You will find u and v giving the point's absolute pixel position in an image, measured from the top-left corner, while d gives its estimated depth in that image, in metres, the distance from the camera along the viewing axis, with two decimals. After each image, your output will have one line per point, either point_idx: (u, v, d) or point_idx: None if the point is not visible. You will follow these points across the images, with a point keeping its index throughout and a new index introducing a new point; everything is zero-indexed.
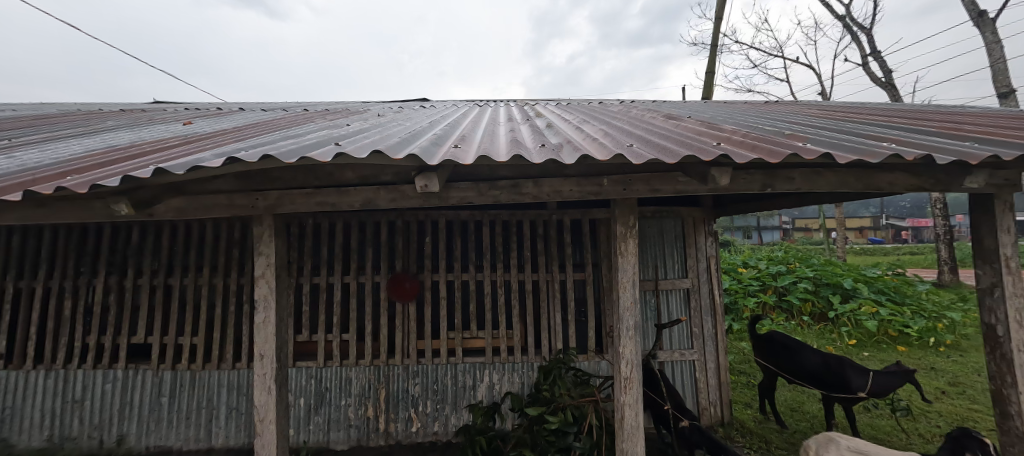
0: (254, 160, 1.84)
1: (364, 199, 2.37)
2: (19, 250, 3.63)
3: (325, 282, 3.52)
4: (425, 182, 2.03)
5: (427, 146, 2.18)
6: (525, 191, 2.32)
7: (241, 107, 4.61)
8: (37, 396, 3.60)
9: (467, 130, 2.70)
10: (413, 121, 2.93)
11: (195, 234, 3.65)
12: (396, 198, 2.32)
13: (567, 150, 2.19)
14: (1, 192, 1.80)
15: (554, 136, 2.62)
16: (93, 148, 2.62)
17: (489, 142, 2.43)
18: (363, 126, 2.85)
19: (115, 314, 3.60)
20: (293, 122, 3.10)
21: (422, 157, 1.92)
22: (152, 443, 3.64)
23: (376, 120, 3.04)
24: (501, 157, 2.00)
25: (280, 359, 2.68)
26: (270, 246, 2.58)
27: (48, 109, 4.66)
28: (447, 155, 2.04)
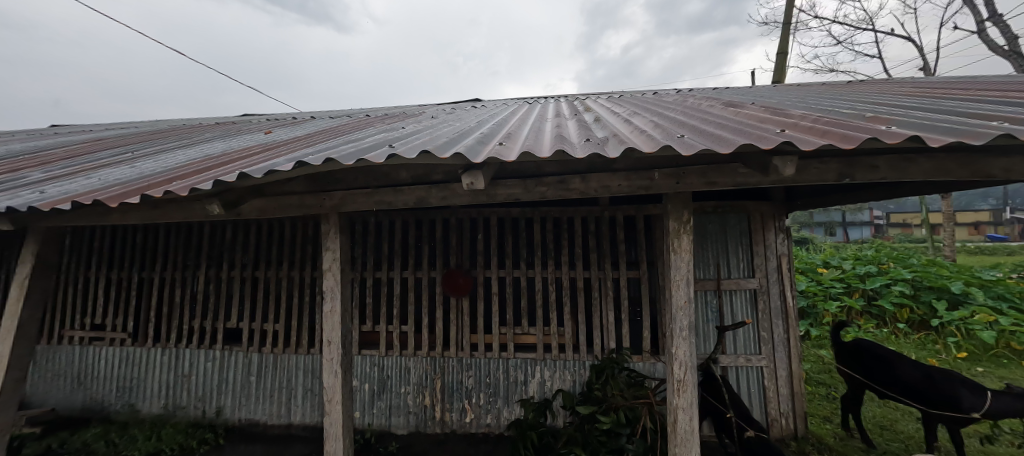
0: (319, 163, 2.02)
1: (417, 197, 2.49)
2: (142, 246, 4.30)
3: (385, 276, 3.74)
4: (470, 179, 2.09)
5: (473, 145, 2.23)
6: (571, 187, 2.29)
7: (313, 115, 5.04)
8: (155, 370, 4.25)
9: (513, 128, 2.73)
10: (462, 121, 3.03)
11: (276, 232, 4.07)
12: (446, 196, 2.41)
13: (613, 144, 2.13)
14: (124, 196, 2.16)
15: (601, 129, 2.55)
16: (194, 156, 3.04)
17: (534, 139, 2.43)
18: (416, 127, 3.00)
19: (214, 302, 4.15)
20: (356, 128, 3.34)
21: (467, 155, 1.97)
22: (244, 415, 4.14)
23: (429, 122, 3.18)
24: (544, 152, 1.99)
25: (345, 346, 2.91)
26: (336, 242, 2.81)
27: (162, 125, 5.44)
28: (491, 153, 2.07)
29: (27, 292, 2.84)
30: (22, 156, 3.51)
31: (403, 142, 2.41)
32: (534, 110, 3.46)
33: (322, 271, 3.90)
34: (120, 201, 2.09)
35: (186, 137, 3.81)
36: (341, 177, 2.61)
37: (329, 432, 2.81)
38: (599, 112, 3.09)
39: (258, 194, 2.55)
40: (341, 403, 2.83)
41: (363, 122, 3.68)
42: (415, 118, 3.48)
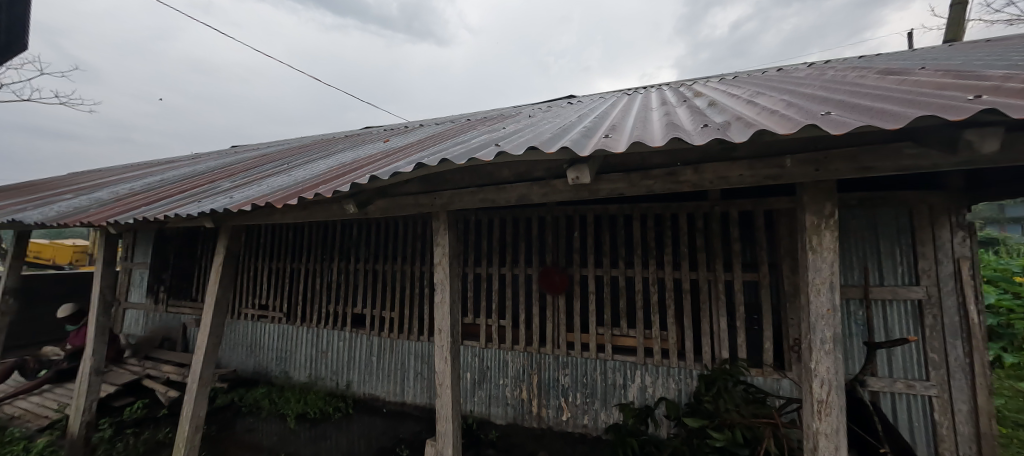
0: (435, 163, 2.19)
1: (519, 194, 2.55)
2: (293, 241, 5.18)
3: (484, 272, 3.92)
4: (576, 174, 2.06)
5: (577, 138, 2.19)
6: (683, 179, 2.10)
7: (422, 123, 5.53)
8: (302, 345, 5.13)
9: (617, 120, 2.63)
10: (562, 118, 3.02)
11: (391, 230, 4.57)
12: (548, 192, 2.44)
13: (737, 128, 1.90)
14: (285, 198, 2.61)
15: (719, 113, 2.32)
16: (330, 165, 3.55)
17: (642, 128, 2.31)
18: (516, 126, 3.08)
19: (345, 290, 4.81)
20: (460, 131, 3.56)
21: (572, 148, 1.93)
22: (368, 391, 4.82)
23: (528, 121, 3.23)
24: (655, 141, 1.86)
25: (454, 335, 3.10)
26: (445, 237, 3.00)
27: (306, 140, 6.49)
28: (596, 145, 2.01)
29: (221, 276, 3.62)
30: (215, 170, 4.47)
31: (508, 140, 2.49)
32: (636, 100, 3.29)
33: (431, 265, 4.25)
34: (283, 202, 2.53)
35: (324, 149, 4.47)
36: (449, 178, 2.79)
37: (440, 413, 3.01)
38: (712, 97, 2.80)
39: (383, 194, 2.86)
40: (450, 388, 3.02)
41: (465, 125, 3.91)
42: (514, 119, 3.57)
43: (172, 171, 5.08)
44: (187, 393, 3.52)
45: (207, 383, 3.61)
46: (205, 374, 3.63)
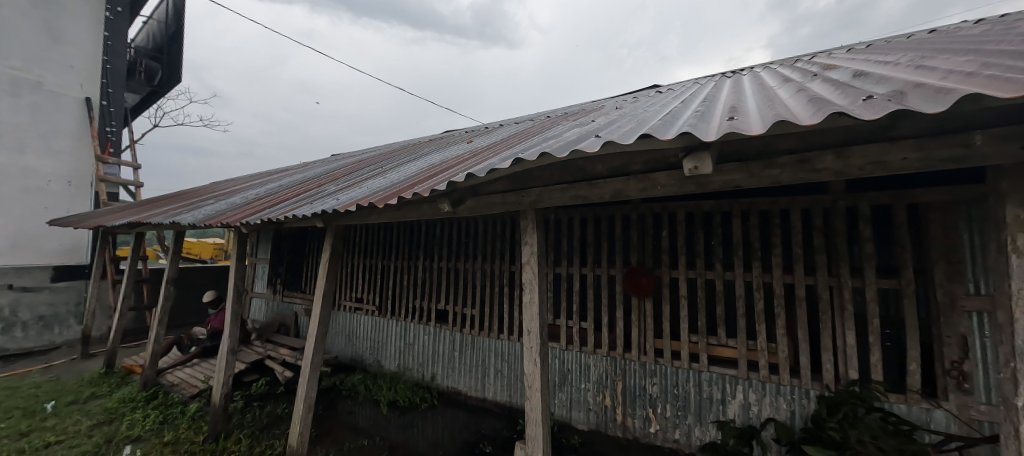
0: (535, 157, 2.07)
1: (613, 190, 2.39)
2: (385, 240, 5.57)
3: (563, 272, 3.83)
4: (694, 164, 1.72)
5: (693, 121, 1.84)
6: (819, 167, 1.70)
7: (503, 123, 5.61)
8: (392, 336, 5.49)
9: (733, 100, 2.29)
10: (659, 105, 2.78)
11: (472, 230, 4.69)
12: (647, 188, 2.24)
13: (920, 93, 1.35)
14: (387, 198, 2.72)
15: (875, 80, 1.75)
16: (420, 167, 3.70)
17: (772, 106, 1.85)
18: (607, 118, 2.91)
19: (430, 287, 5.06)
20: (542, 129, 3.51)
21: (693, 133, 1.60)
22: (451, 385, 5.00)
23: (617, 112, 3.04)
24: (806, 118, 1.44)
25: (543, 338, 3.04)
26: (533, 236, 2.99)
27: (396, 145, 6.97)
28: (723, 128, 1.64)
29: (329, 271, 3.98)
30: (322, 175, 4.97)
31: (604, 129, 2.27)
32: (744, 82, 2.93)
33: (517, 264, 4.28)
34: (384, 201, 2.65)
35: (413, 153, 4.73)
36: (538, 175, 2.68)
37: (529, 415, 2.96)
38: (850, 67, 2.35)
39: (474, 193, 2.85)
40: (537, 389, 2.95)
41: (547, 123, 3.85)
42: (599, 112, 3.41)
43: (288, 178, 5.76)
44: (302, 375, 3.88)
45: (318, 366, 3.94)
46: (316, 358, 3.95)
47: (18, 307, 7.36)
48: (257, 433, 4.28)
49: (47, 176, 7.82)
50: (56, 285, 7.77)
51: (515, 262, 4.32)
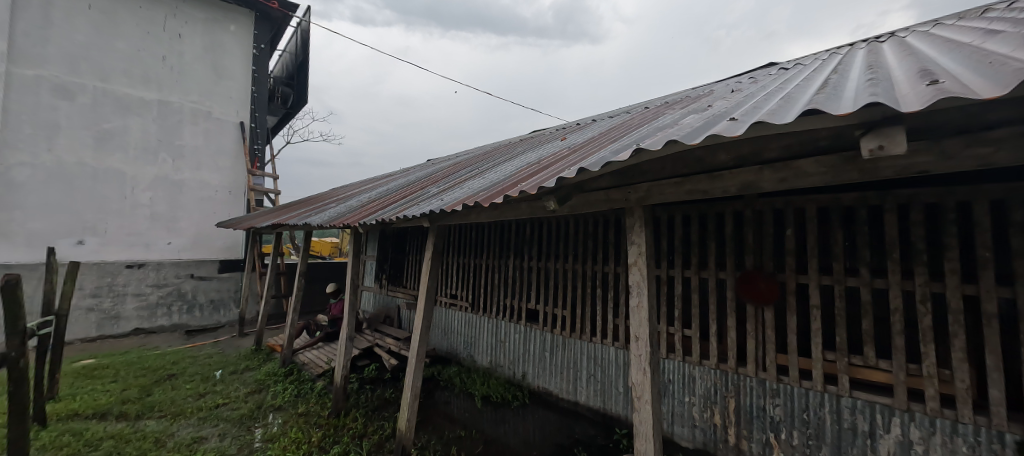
0: (661, 145, 1.83)
1: (743, 182, 2.07)
2: (478, 239, 5.74)
3: (663, 274, 3.59)
4: (879, 143, 1.30)
5: (872, 88, 1.42)
6: None
7: (595, 119, 5.45)
8: (484, 333, 5.65)
9: (909, 62, 1.81)
10: (793, 80, 2.36)
11: (563, 229, 4.61)
12: (789, 177, 1.87)
13: None
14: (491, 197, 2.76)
15: None
16: (516, 166, 3.65)
17: (991, 59, 1.39)
18: (726, 100, 2.56)
19: (520, 286, 5.12)
20: (642, 122, 3.30)
21: (885, 104, 1.20)
22: (542, 385, 4.98)
23: (735, 94, 2.67)
24: None
25: (653, 345, 2.84)
26: (641, 235, 2.82)
27: (488, 147, 7.20)
28: (923, 95, 1.23)
29: (433, 268, 4.16)
30: (422, 179, 5.28)
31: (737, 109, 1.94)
32: (908, 45, 2.37)
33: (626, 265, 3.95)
34: (490, 201, 2.70)
35: (506, 153, 4.80)
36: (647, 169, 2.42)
37: (641, 430, 2.76)
38: None
39: (579, 190, 2.69)
40: (649, 401, 2.73)
41: (646, 115, 3.62)
42: (710, 97, 3.07)
43: (393, 183, 6.24)
44: (409, 364, 4.05)
45: (422, 358, 4.05)
46: (420, 350, 4.08)
47: (195, 292, 9.11)
48: (370, 413, 4.70)
49: (214, 187, 9.55)
50: (220, 275, 9.45)
51: (610, 262, 4.13)
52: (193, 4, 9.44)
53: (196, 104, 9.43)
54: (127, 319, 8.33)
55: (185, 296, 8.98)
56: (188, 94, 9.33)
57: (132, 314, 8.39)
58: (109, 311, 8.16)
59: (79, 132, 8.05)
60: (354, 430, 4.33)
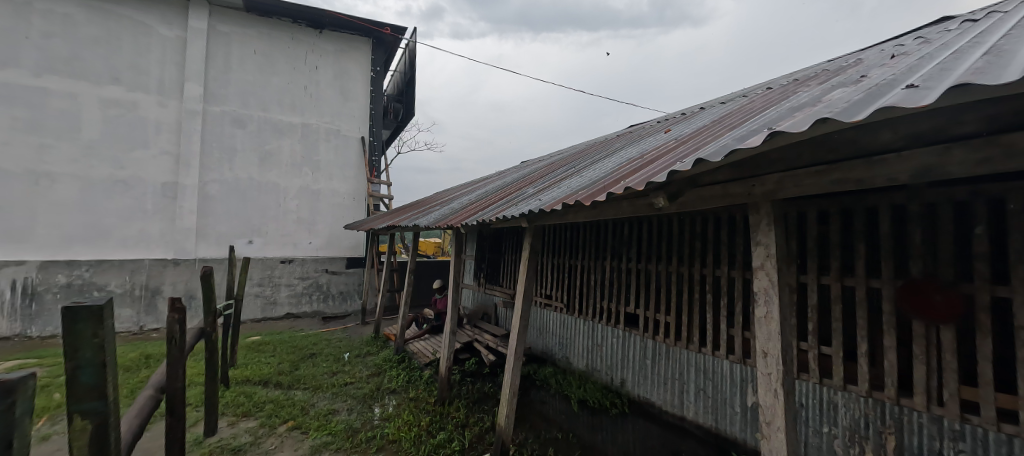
0: (804, 127, 1.64)
1: (922, 166, 1.73)
2: (572, 239, 5.65)
3: (793, 281, 3.18)
4: None
5: None
6: None
7: (702, 107, 5.01)
8: (578, 335, 5.54)
9: None
10: (988, 31, 1.87)
11: (665, 228, 4.30)
12: (992, 157, 1.54)
13: None
14: (593, 195, 2.63)
15: None
16: (619, 162, 3.47)
17: None
18: (887, 68, 2.13)
19: (618, 288, 4.90)
20: (765, 108, 2.94)
21: None
22: (642, 394, 4.76)
23: (898, 61, 2.22)
24: None
25: (787, 364, 2.52)
26: (770, 236, 2.55)
27: (582, 145, 7.05)
28: None
29: (528, 268, 4.13)
30: (519, 180, 5.33)
31: (913, 75, 1.61)
32: None
33: (743, 269, 3.51)
34: (592, 199, 2.59)
35: (603, 150, 4.63)
36: (778, 157, 2.16)
37: None
38: None
39: (693, 184, 2.42)
40: (784, 430, 2.44)
41: (770, 101, 3.23)
42: (858, 70, 2.62)
43: (490, 185, 6.42)
44: (509, 362, 4.03)
45: (520, 356, 4.02)
46: (518, 349, 4.06)
47: (330, 285, 10.44)
48: (471, 405, 4.87)
49: (342, 194, 10.82)
50: (348, 270, 10.68)
51: (722, 265, 3.73)
52: (327, 38, 10.83)
53: (329, 124, 10.79)
54: (282, 304, 9.88)
55: (322, 287, 10.34)
56: (324, 116, 10.73)
57: (285, 301, 9.92)
58: (269, 297, 9.75)
59: (247, 153, 9.78)
60: (457, 419, 4.51)
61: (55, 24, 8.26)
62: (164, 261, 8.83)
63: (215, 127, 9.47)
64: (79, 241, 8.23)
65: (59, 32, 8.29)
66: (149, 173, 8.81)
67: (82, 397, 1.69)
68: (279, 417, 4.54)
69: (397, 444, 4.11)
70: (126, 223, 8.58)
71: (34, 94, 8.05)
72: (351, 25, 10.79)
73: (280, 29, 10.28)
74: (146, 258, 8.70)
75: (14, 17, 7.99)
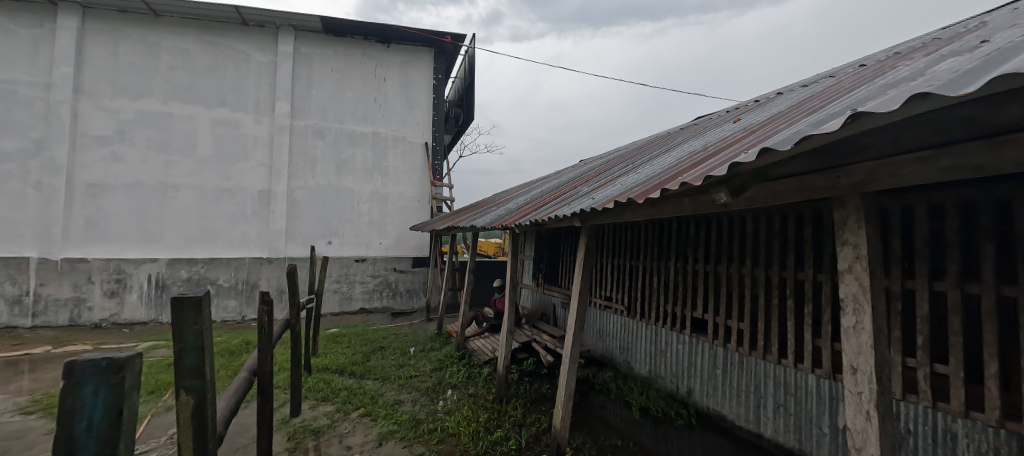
0: (895, 106, 1.39)
1: None
2: (634, 239, 5.42)
3: (898, 286, 2.72)
4: None
5: None
6: None
7: (778, 93, 4.55)
8: (643, 339, 5.32)
9: None
10: None
11: (736, 227, 3.96)
12: None
13: None
14: (647, 192, 2.46)
15: None
16: (679, 156, 3.25)
17: None
18: (1014, 30, 1.78)
19: (683, 291, 4.60)
20: (852, 88, 2.57)
21: None
22: (711, 405, 4.45)
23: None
24: None
25: (882, 383, 2.13)
26: (859, 234, 2.20)
27: (644, 140, 6.75)
28: None
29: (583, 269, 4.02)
30: (574, 178, 5.22)
31: None
32: None
33: (831, 272, 3.10)
34: (645, 196, 2.43)
35: (663, 144, 4.38)
36: (867, 143, 1.90)
37: None
38: None
39: (762, 177, 2.15)
40: None
41: (859, 80, 2.83)
42: (976, 35, 2.21)
43: (546, 184, 6.37)
44: (563, 365, 3.98)
45: (575, 359, 3.96)
46: (573, 351, 3.98)
47: (398, 282, 11.08)
48: (529, 405, 4.87)
49: (409, 197, 11.42)
50: (414, 269, 11.27)
51: (806, 268, 3.33)
52: (394, 51, 11.53)
53: (396, 131, 11.47)
54: (356, 300, 10.71)
55: (390, 285, 11.03)
56: (391, 124, 11.44)
57: (360, 296, 10.74)
58: (345, 293, 10.63)
59: (327, 162, 10.73)
60: (514, 418, 4.54)
61: (177, 59, 9.73)
62: (260, 260, 10.00)
63: (300, 140, 10.56)
64: (196, 242, 9.63)
65: (180, 65, 9.74)
66: (249, 182, 10.06)
67: (185, 375, 1.94)
68: (352, 403, 4.92)
69: (456, 437, 4.25)
70: (231, 226, 9.88)
71: (162, 119, 9.56)
72: (416, 37, 11.39)
73: (352, 47, 11.15)
74: (246, 256, 9.93)
75: (149, 55, 9.56)
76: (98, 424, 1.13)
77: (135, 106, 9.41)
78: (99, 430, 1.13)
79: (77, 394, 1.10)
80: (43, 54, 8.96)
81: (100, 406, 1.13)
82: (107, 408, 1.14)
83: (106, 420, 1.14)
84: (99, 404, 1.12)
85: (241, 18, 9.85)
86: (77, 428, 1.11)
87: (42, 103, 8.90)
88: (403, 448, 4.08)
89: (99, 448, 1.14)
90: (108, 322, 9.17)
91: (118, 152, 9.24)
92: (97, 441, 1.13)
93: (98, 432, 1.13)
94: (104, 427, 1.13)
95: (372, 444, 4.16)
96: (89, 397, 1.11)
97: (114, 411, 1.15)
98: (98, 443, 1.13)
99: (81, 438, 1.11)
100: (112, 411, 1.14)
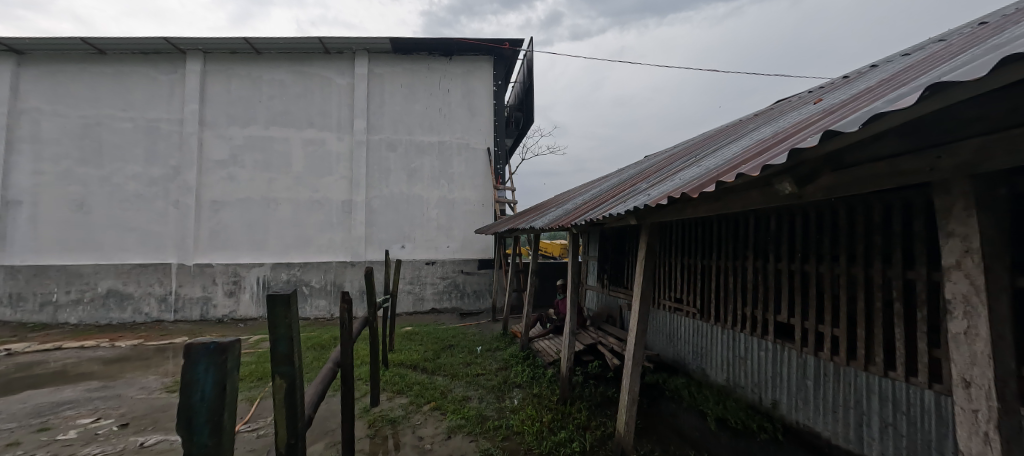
0: (982, 73, 1.15)
1: None
2: (705, 236, 5.07)
3: None
4: None
5: None
6: None
7: (874, 65, 3.99)
8: (718, 345, 4.96)
9: None
10: None
11: (826, 221, 3.54)
12: None
13: None
14: (702, 186, 2.29)
15: None
16: (746, 145, 2.99)
17: None
18: None
19: (762, 293, 4.23)
20: (959, 50, 2.16)
21: None
22: (802, 420, 4.00)
23: None
24: None
25: (1008, 403, 1.70)
26: (970, 222, 1.77)
27: (716, 130, 6.29)
28: None
29: (644, 270, 3.86)
30: (633, 176, 5.04)
31: None
32: None
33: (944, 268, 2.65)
34: (699, 191, 2.26)
35: (733, 133, 4.05)
36: (975, 116, 1.59)
37: None
38: None
39: (837, 164, 1.90)
40: None
41: (972, 40, 2.37)
42: None
43: (605, 183, 6.23)
44: (624, 368, 3.85)
45: (639, 361, 3.80)
46: (637, 353, 3.85)
47: (466, 284, 11.54)
48: (594, 408, 4.81)
49: (474, 202, 11.84)
50: (480, 271, 11.66)
51: (917, 266, 2.85)
52: (457, 62, 12.05)
53: (461, 139, 11.95)
54: (428, 300, 11.34)
55: (458, 286, 11.52)
56: (455, 133, 11.94)
57: (432, 297, 11.35)
58: (418, 294, 11.31)
59: (399, 172, 11.54)
60: (578, 420, 4.49)
61: (275, 89, 11.15)
62: (344, 263, 11.05)
63: (375, 153, 11.49)
64: (293, 249, 10.92)
65: (278, 94, 11.15)
66: (334, 194, 11.19)
67: (278, 361, 2.18)
68: (423, 397, 5.23)
69: (520, 436, 4.31)
70: (320, 233, 11.05)
71: (265, 142, 11.02)
72: (476, 46, 11.78)
73: (418, 63, 11.86)
74: (333, 260, 11.03)
75: (254, 88, 11.09)
76: (208, 395, 1.30)
77: (244, 132, 10.96)
78: (210, 400, 1.30)
79: (193, 369, 1.27)
80: (177, 95, 10.80)
81: (209, 381, 1.29)
82: (215, 382, 1.30)
83: (214, 391, 1.31)
84: (209, 378, 1.29)
85: (323, 46, 11.01)
86: (193, 397, 1.28)
87: (178, 135, 10.74)
88: (469, 442, 4.24)
89: (210, 416, 1.31)
90: (228, 317, 10.74)
91: (232, 173, 10.83)
92: (208, 409, 1.30)
93: (209, 401, 1.30)
94: (213, 397, 1.31)
95: (442, 436, 4.39)
96: (202, 372, 1.28)
97: (219, 385, 1.31)
98: (209, 411, 1.31)
99: (196, 406, 1.29)
100: (219, 385, 1.31)
